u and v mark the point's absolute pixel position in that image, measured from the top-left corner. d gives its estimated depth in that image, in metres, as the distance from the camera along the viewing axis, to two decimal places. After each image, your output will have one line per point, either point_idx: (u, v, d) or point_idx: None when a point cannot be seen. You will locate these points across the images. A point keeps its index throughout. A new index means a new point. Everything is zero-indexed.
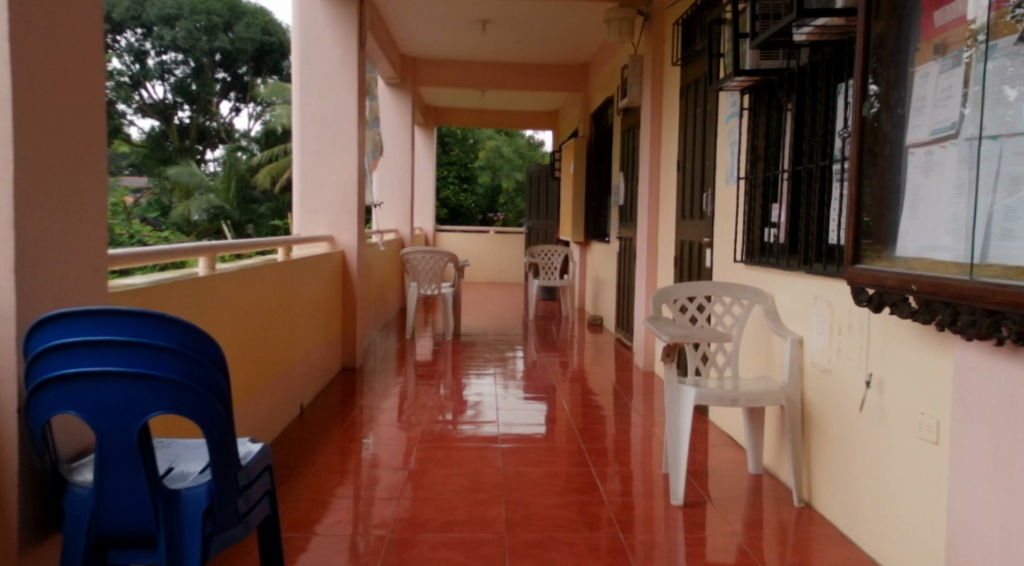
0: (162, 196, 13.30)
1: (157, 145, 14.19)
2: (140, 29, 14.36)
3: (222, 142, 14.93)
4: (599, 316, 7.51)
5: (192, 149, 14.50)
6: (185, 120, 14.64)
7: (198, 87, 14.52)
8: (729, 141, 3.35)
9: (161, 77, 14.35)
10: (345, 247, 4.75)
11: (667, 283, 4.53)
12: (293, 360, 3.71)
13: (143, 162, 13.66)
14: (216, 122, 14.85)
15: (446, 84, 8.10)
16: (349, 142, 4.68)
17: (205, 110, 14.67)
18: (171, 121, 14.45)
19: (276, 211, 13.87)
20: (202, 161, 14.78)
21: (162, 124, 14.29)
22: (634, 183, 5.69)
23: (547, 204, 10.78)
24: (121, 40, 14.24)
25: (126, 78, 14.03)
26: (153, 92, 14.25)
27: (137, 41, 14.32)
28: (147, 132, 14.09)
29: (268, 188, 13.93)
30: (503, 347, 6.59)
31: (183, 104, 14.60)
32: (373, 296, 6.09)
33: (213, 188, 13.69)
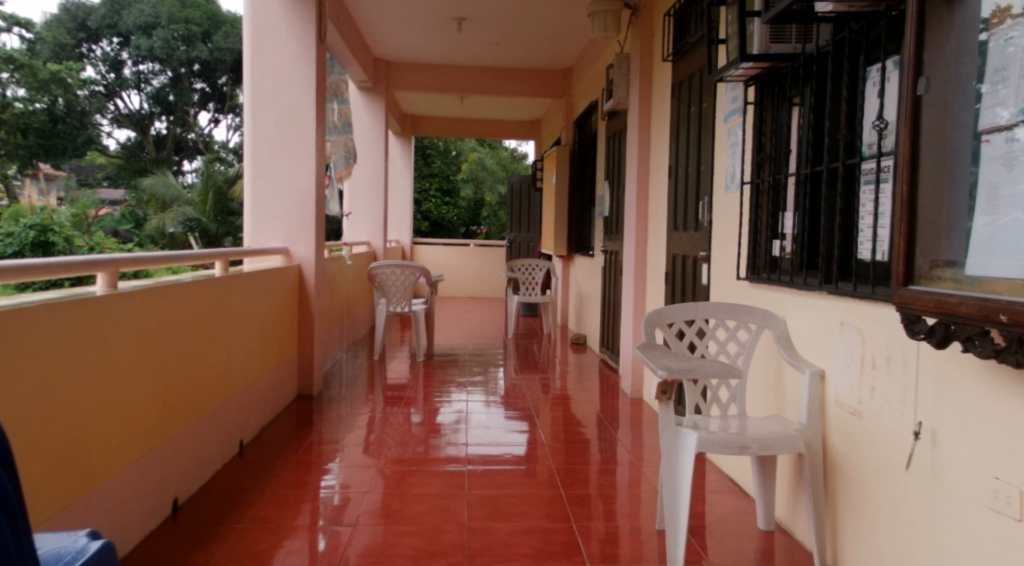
0: (138, 207, 12.88)
1: (132, 157, 13.75)
2: (116, 38, 13.86)
3: (200, 153, 14.48)
4: (583, 334, 7.09)
5: (168, 159, 14.08)
6: (162, 131, 14.26)
7: (175, 96, 14.05)
8: (730, 142, 2.96)
9: (137, 87, 13.89)
10: (302, 260, 4.28)
11: (658, 301, 4.13)
12: (232, 390, 3.24)
13: (119, 174, 13.35)
14: (193, 133, 14.42)
15: (422, 89, 7.71)
16: (307, 144, 4.23)
17: (182, 120, 14.22)
18: (148, 132, 14.00)
19: None
20: (179, 173, 14.41)
21: (138, 135, 13.88)
22: (620, 193, 5.31)
23: (530, 216, 10.38)
24: (96, 49, 13.82)
25: (101, 87, 13.55)
26: (129, 102, 13.80)
27: (113, 49, 13.87)
28: (124, 144, 13.72)
29: None
30: (480, 367, 6.15)
31: (160, 114, 14.14)
32: (337, 312, 5.62)
33: (191, 201, 12.62)
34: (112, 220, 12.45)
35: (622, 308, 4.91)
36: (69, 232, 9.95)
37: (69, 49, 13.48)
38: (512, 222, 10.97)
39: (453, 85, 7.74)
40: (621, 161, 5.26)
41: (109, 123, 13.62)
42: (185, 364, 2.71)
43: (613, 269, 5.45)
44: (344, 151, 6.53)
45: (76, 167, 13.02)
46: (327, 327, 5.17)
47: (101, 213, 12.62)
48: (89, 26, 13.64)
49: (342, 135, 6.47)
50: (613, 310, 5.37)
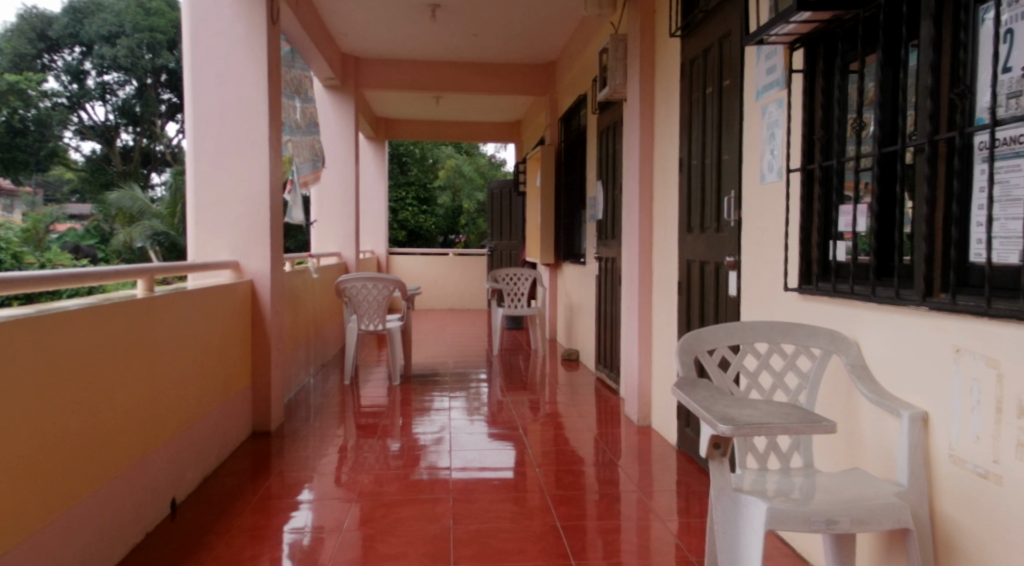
0: (104, 223, 12.04)
1: (98, 170, 12.86)
2: (78, 48, 12.96)
3: (169, 165, 13.57)
4: (575, 349, 6.52)
5: (136, 173, 13.10)
6: (129, 144, 13.31)
7: (141, 108, 13.14)
8: (767, 124, 2.43)
9: (102, 98, 12.99)
10: (255, 275, 3.68)
11: (668, 313, 3.60)
12: (159, 439, 2.62)
13: (85, 188, 12.53)
14: (162, 145, 13.51)
15: (394, 87, 7.13)
16: (258, 140, 3.63)
17: (149, 132, 13.30)
18: (114, 144, 13.05)
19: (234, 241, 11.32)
20: (148, 186, 13.50)
21: (104, 147, 12.98)
22: (616, 193, 4.79)
23: (512, 223, 9.83)
24: (57, 59, 12.87)
25: (64, 99, 12.69)
26: (93, 113, 12.92)
27: (75, 60, 12.96)
28: (90, 156, 12.85)
29: None
30: (462, 387, 5.58)
31: (126, 126, 13.20)
32: (301, 332, 5.00)
33: (159, 215, 11.81)
34: (74, 236, 11.42)
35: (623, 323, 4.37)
36: (18, 248, 9.11)
37: (28, 60, 12.63)
38: (493, 229, 10.41)
39: (428, 82, 7.19)
40: (617, 158, 4.73)
41: (75, 137, 12.72)
42: (80, 417, 2.09)
43: (610, 278, 4.90)
44: (311, 153, 5.91)
45: (41, 182, 12.29)
46: (289, 349, 4.56)
47: (61, 229, 11.78)
48: (49, 36, 12.73)
49: (308, 135, 5.85)
50: (612, 323, 4.83)
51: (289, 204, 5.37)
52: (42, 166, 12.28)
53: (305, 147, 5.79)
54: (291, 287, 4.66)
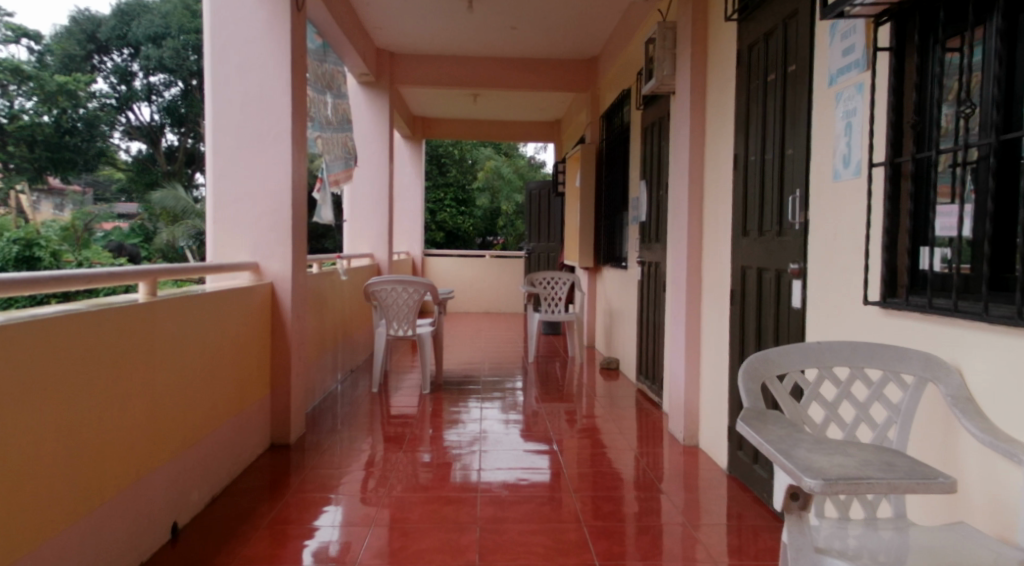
0: (147, 221, 11.99)
1: (144, 170, 12.90)
2: (126, 49, 12.97)
3: None
4: (614, 357, 6.20)
5: (181, 173, 13.18)
6: (174, 144, 13.36)
7: (186, 109, 13.26)
8: (842, 112, 2.12)
9: (148, 98, 13.11)
10: (276, 277, 3.49)
11: (719, 324, 3.28)
12: (159, 459, 2.41)
13: (131, 186, 12.51)
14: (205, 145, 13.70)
15: (430, 84, 6.94)
16: (281, 134, 3.44)
17: (194, 132, 13.41)
18: (159, 144, 13.09)
19: None
20: (192, 186, 13.60)
21: (149, 147, 13.02)
22: (661, 194, 4.48)
23: (550, 225, 9.56)
24: (107, 61, 12.92)
25: (111, 100, 12.70)
26: (140, 114, 13.05)
27: (124, 61, 12.97)
28: (136, 156, 12.88)
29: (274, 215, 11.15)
30: (495, 395, 5.33)
31: (170, 127, 13.25)
32: (327, 336, 4.81)
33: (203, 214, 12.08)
34: (120, 234, 11.37)
35: (668, 333, 4.05)
36: (56, 245, 9.24)
37: (78, 61, 12.65)
38: (531, 231, 10.14)
39: (464, 79, 6.97)
40: (662, 155, 4.42)
41: (122, 137, 12.75)
42: (63, 436, 1.90)
43: (654, 284, 4.58)
44: (343, 151, 5.74)
45: (89, 181, 12.10)
46: (314, 354, 4.37)
47: (108, 227, 11.61)
48: (98, 38, 12.79)
49: (339, 132, 5.69)
50: (655, 333, 4.51)
51: (319, 203, 5.19)
52: (90, 167, 12.16)
53: (337, 145, 5.61)
54: (317, 290, 4.47)
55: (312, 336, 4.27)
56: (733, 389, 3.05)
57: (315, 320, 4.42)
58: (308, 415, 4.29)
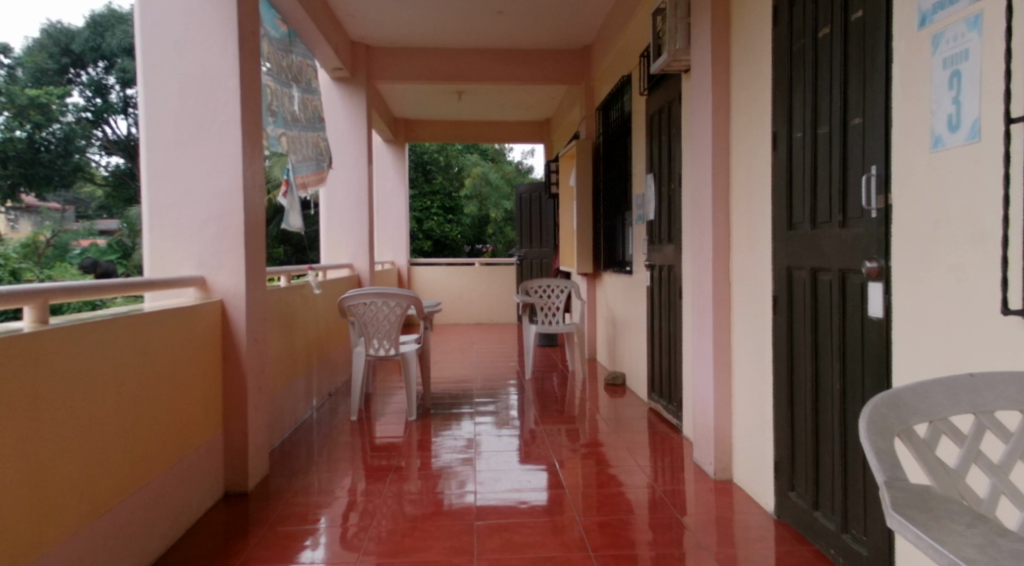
0: None
1: None
2: None
3: None
4: (618, 371, 5.66)
5: None
6: None
7: None
8: (944, 59, 1.60)
9: None
10: (227, 293, 2.92)
11: (757, 335, 2.74)
12: (49, 539, 1.82)
13: None
14: None
15: (410, 78, 6.42)
16: (228, 124, 2.89)
17: None
18: None
19: None
20: None
21: None
22: (672, 187, 3.96)
23: (543, 229, 9.04)
24: None
25: None
26: None
27: (102, 76, 9.94)
28: None
29: None
30: (490, 418, 4.77)
31: None
32: (295, 358, 4.22)
33: None
34: None
35: (688, 345, 3.53)
36: None
37: None
38: (522, 237, 9.61)
39: (447, 73, 6.44)
40: (673, 143, 3.91)
41: (100, 153, 9.86)
42: None
43: (667, 289, 4.05)
44: (312, 151, 5.21)
45: None
46: (281, 378, 3.80)
47: None
48: None
49: (308, 131, 5.14)
50: (670, 345, 3.98)
51: (286, 209, 4.64)
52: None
53: (307, 144, 5.06)
54: (280, 305, 3.87)
55: (276, 358, 3.68)
56: (781, 414, 2.52)
57: (281, 342, 3.84)
58: (270, 451, 3.66)
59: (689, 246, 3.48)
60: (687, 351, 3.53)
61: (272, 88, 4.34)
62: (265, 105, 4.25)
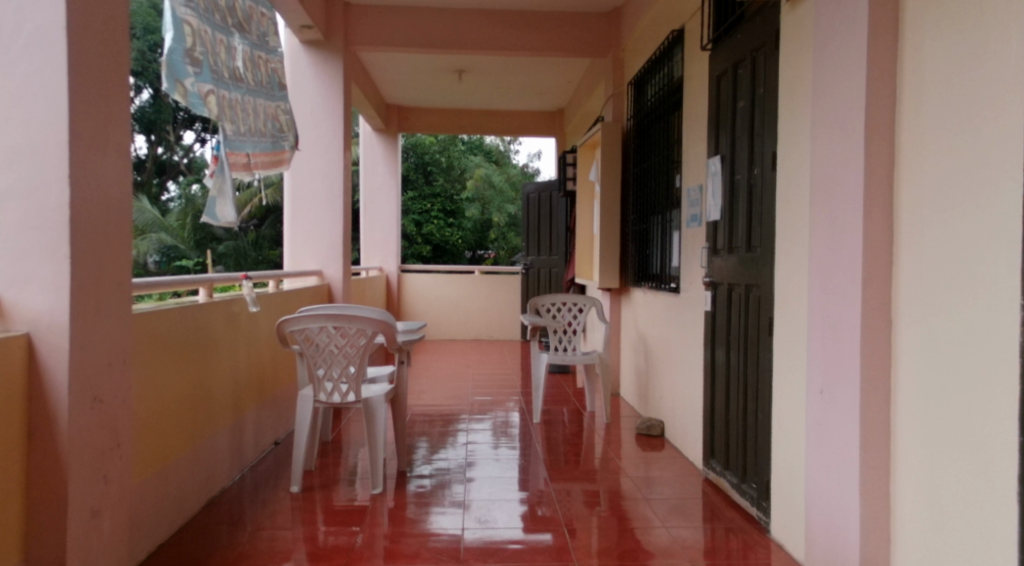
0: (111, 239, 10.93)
1: None
2: None
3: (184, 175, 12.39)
4: (653, 417, 4.40)
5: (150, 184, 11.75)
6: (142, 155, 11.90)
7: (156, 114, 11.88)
8: None
9: None
10: (42, 323, 1.72)
11: (968, 420, 1.53)
12: None
13: None
14: (179, 155, 12.30)
15: (398, 44, 5.25)
16: (46, 36, 1.70)
17: (164, 140, 12.04)
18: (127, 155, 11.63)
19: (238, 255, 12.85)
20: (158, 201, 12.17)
21: None
22: (756, 171, 2.78)
23: (554, 235, 7.85)
24: None
25: None
26: None
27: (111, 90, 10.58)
28: None
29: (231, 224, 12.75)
30: (486, 478, 3.54)
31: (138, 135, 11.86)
32: (212, 407, 2.99)
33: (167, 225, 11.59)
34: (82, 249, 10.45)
35: (797, 411, 2.32)
36: None
37: None
38: (528, 242, 8.41)
39: (444, 39, 5.27)
40: (762, 108, 2.71)
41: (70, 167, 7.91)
42: None
43: (745, 317, 2.88)
44: (265, 124, 3.92)
45: None
46: (176, 439, 2.59)
47: None
48: None
49: (260, 98, 3.87)
50: (756, 397, 2.77)
51: (213, 195, 3.19)
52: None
53: (257, 114, 3.80)
54: (180, 334, 2.65)
55: (158, 415, 2.42)
56: None
57: (178, 390, 2.61)
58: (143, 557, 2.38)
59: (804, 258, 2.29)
60: (797, 422, 2.31)
61: (194, 26, 3.06)
62: (181, 48, 2.96)
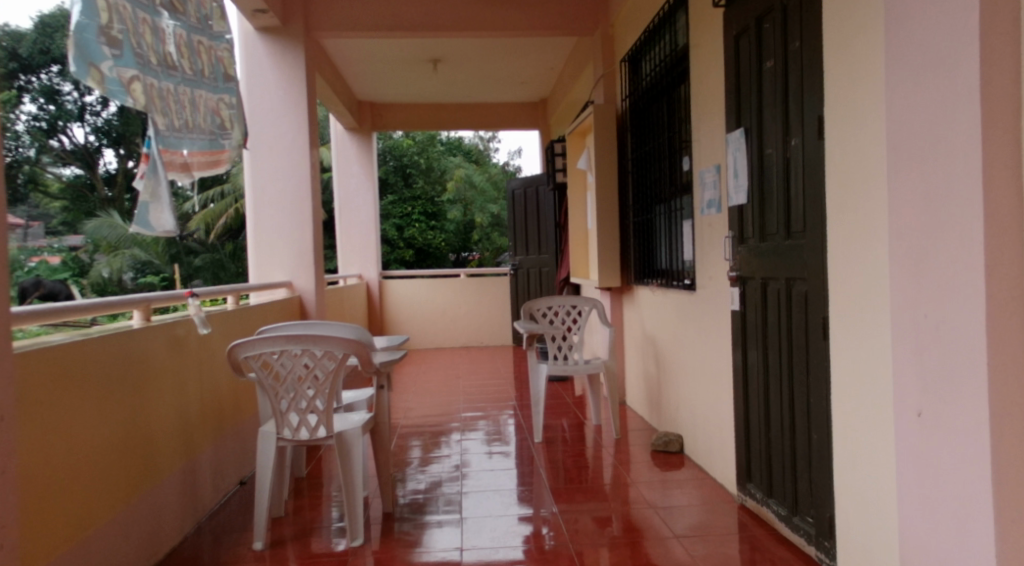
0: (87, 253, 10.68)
1: (78, 197, 10.68)
2: (54, 66, 10.45)
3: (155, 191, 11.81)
4: (668, 429, 3.94)
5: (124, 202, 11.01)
6: (112, 169, 11.12)
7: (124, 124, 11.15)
8: None
9: (80, 117, 10.80)
10: None
11: None
12: None
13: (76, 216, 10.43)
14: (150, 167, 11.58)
15: (364, 29, 4.76)
16: None
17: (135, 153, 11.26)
18: (97, 169, 10.90)
19: (218, 263, 12.46)
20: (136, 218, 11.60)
21: (86, 172, 10.78)
22: (794, 141, 2.33)
23: (542, 232, 7.40)
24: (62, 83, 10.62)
25: (41, 122, 10.36)
26: (73, 136, 10.72)
27: (51, 78, 10.48)
28: (70, 181, 10.61)
29: (202, 236, 12.41)
30: (486, 511, 3.05)
31: (107, 147, 11.06)
32: (154, 458, 2.48)
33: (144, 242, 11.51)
34: (48, 268, 9.91)
35: (880, 435, 1.86)
36: None
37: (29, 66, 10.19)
38: (516, 242, 7.94)
39: (415, 21, 4.79)
40: (800, 65, 2.26)
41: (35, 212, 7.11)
42: None
43: (789, 317, 2.42)
44: (206, 121, 3.31)
45: (32, 212, 10.07)
46: (85, 500, 2.05)
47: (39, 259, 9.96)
48: (20, 54, 10.11)
49: (198, 90, 3.29)
50: (809, 414, 2.32)
51: (144, 200, 2.65)
52: (18, 197, 9.90)
53: (195, 108, 3.20)
54: (92, 377, 2.12)
55: (50, 473, 1.89)
56: None
57: (87, 450, 2.08)
58: None
59: (882, 243, 1.83)
60: (879, 449, 1.85)
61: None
62: (93, 24, 2.39)
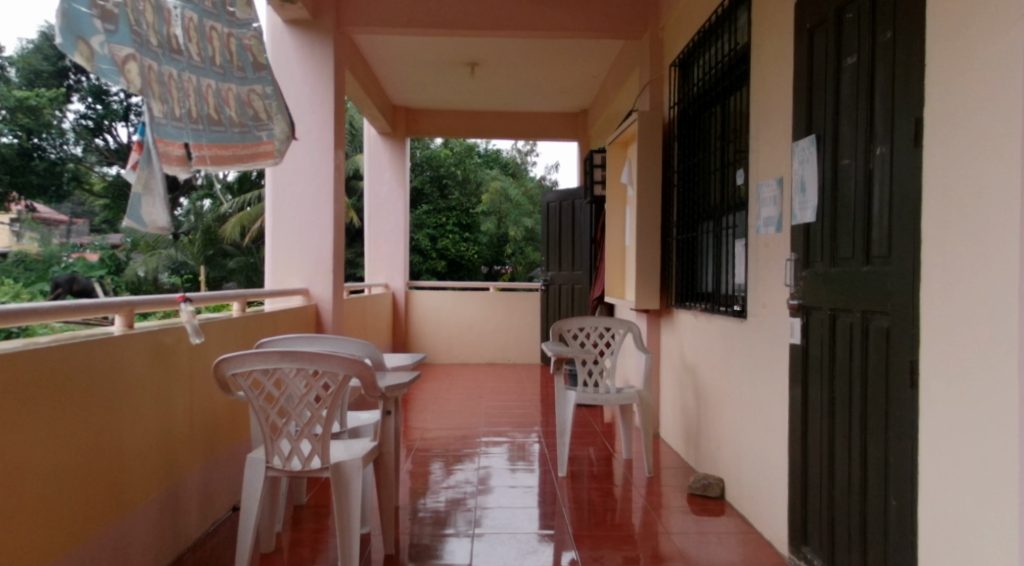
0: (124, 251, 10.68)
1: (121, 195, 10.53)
2: None
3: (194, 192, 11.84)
4: (707, 470, 3.56)
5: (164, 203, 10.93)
6: None
7: None
8: None
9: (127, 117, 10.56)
10: None
11: None
12: None
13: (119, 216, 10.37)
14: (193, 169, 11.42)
15: (397, 26, 4.53)
16: None
17: None
18: None
19: (249, 266, 12.32)
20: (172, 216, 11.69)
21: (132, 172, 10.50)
22: (879, 148, 1.97)
23: (577, 248, 7.06)
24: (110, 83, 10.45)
25: (88, 121, 10.08)
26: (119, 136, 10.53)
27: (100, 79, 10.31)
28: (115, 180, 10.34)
29: (237, 239, 12.15)
30: (499, 555, 2.72)
31: None
32: (125, 479, 2.17)
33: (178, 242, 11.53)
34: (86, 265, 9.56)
35: (996, 514, 1.48)
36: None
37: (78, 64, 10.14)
38: (548, 257, 7.62)
39: (450, 19, 4.54)
40: (891, 58, 1.90)
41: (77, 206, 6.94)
42: None
43: (864, 356, 2.05)
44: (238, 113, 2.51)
45: (75, 209, 10.04)
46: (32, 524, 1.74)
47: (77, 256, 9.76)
48: None
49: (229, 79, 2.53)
50: (887, 475, 1.93)
51: (135, 191, 1.99)
52: (63, 195, 9.91)
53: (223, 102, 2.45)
54: (51, 388, 1.83)
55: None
56: None
57: (41, 473, 1.78)
58: None
59: (1004, 273, 1.46)
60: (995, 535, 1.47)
61: None
62: None
